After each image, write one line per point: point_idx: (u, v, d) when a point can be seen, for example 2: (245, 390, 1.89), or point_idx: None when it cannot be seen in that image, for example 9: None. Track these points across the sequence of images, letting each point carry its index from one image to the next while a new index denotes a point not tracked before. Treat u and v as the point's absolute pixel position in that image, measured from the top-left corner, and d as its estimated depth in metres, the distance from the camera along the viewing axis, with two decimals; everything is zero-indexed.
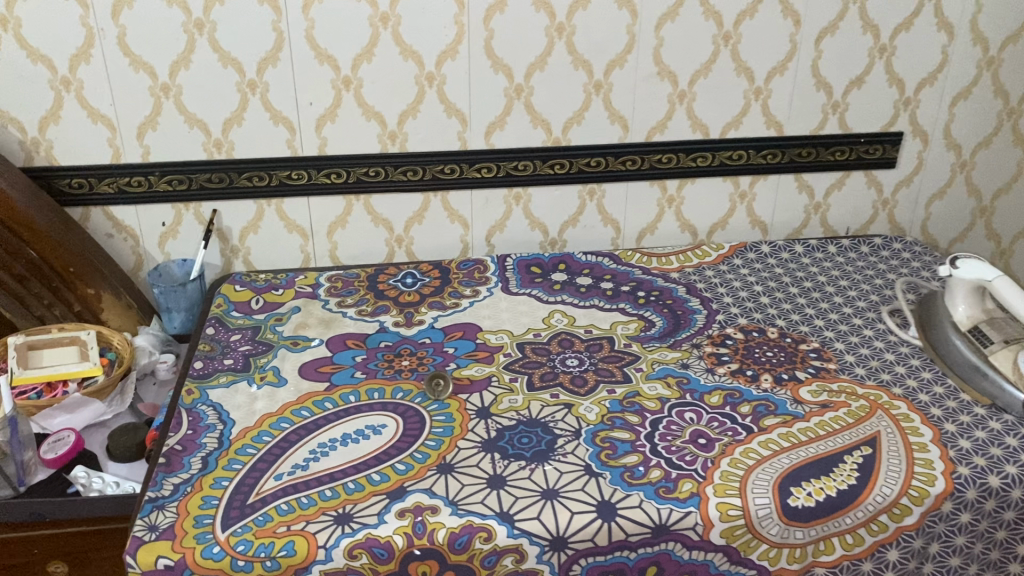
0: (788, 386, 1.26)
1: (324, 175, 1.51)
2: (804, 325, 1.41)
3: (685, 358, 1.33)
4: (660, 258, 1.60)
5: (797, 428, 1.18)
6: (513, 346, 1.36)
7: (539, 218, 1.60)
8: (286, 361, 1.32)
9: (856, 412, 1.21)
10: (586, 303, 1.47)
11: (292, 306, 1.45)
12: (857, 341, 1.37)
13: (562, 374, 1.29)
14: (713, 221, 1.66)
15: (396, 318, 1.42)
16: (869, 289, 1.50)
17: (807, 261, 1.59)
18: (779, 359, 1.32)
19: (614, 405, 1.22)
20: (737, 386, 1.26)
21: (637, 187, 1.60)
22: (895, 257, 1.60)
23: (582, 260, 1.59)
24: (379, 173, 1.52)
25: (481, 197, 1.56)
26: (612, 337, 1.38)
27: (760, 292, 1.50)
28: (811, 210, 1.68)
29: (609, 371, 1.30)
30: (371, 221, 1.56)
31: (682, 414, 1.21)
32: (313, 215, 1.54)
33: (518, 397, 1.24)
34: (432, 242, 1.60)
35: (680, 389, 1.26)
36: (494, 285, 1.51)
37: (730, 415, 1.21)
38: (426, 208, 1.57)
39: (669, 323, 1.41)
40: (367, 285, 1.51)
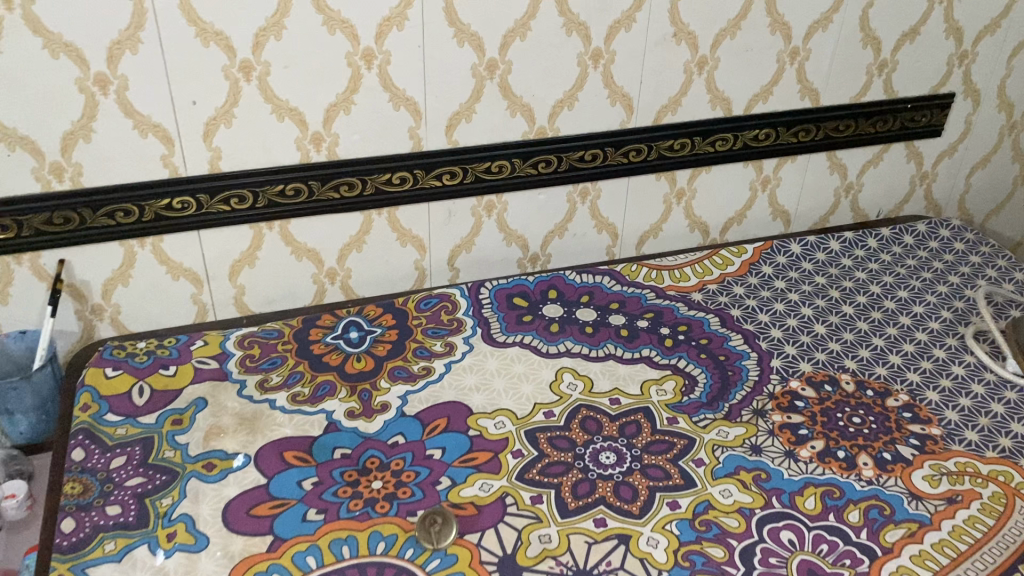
0: (896, 471, 0.95)
1: (221, 201, 1.05)
2: (880, 365, 1.10)
3: (751, 437, 1.00)
4: (672, 273, 1.25)
5: (931, 543, 0.88)
6: (521, 437, 0.99)
7: (517, 230, 1.22)
8: (201, 500, 0.90)
9: (991, 506, 0.92)
10: (599, 351, 1.11)
11: (195, 397, 1.02)
12: (950, 385, 1.08)
13: (600, 482, 0.94)
14: (728, 216, 1.32)
15: (350, 404, 1.02)
16: (936, 302, 1.21)
17: (849, 263, 1.28)
18: (869, 427, 1.01)
19: (684, 532, 0.89)
20: (833, 479, 0.95)
21: (641, 182, 1.23)
22: (948, 250, 1.31)
23: (578, 284, 1.22)
24: (301, 191, 1.08)
25: (442, 209, 1.16)
26: (648, 407, 1.03)
27: (810, 315, 1.18)
28: (842, 191, 1.36)
29: (660, 469, 0.95)
30: (292, 254, 1.13)
31: (776, 535, 0.89)
32: (208, 254, 1.09)
33: (552, 532, 0.88)
34: (377, 273, 1.19)
35: (761, 490, 0.93)
36: (472, 333, 1.13)
37: (840, 530, 0.89)
38: (368, 230, 1.14)
39: (715, 379, 1.07)
40: (296, 349, 1.09)
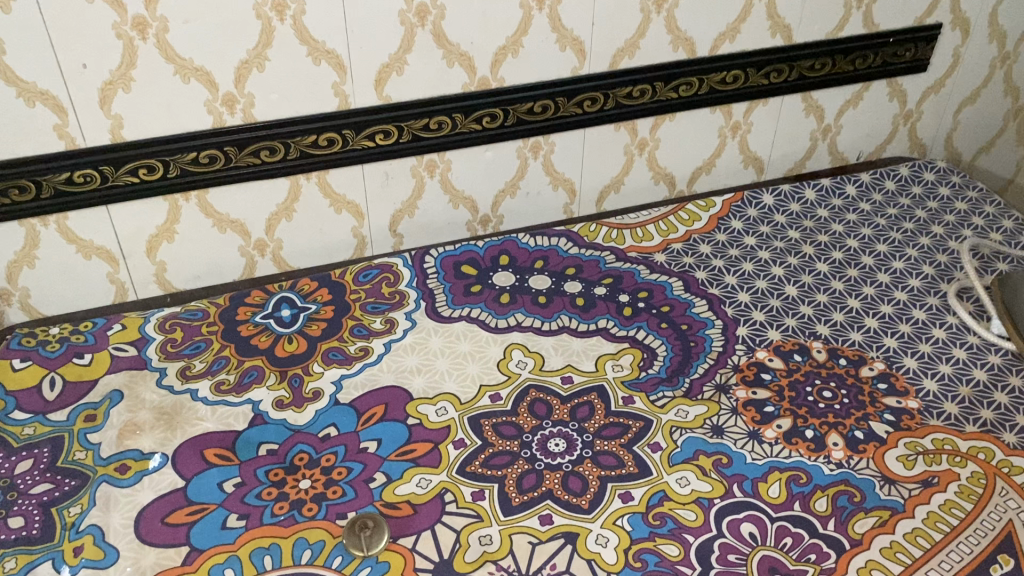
0: (868, 451, 0.88)
1: (128, 172, 0.95)
2: (855, 331, 1.02)
3: (713, 416, 0.92)
4: (634, 232, 1.16)
5: (903, 534, 0.81)
6: (464, 424, 0.91)
7: (464, 191, 1.12)
8: (112, 508, 0.83)
9: (970, 489, 0.85)
10: (552, 324, 1.03)
11: (110, 389, 0.94)
12: (929, 351, 1.00)
13: (548, 474, 0.86)
14: (696, 166, 1.22)
15: (278, 392, 0.94)
16: (917, 256, 1.12)
17: (825, 214, 1.19)
18: (840, 402, 0.93)
19: (637, 528, 0.82)
20: (800, 463, 0.87)
21: (598, 134, 1.13)
22: (932, 196, 1.22)
23: (531, 248, 1.13)
24: (216, 158, 0.97)
25: (379, 172, 1.06)
26: (602, 386, 0.95)
27: (781, 275, 1.09)
28: (819, 134, 1.26)
29: (613, 457, 0.88)
30: (214, 227, 1.03)
31: (737, 528, 0.82)
32: (121, 231, 1.00)
33: (493, 533, 0.81)
34: (311, 242, 1.10)
35: (721, 478, 0.86)
36: (414, 307, 1.05)
37: (805, 521, 0.82)
38: (297, 197, 1.05)
39: (675, 352, 0.99)
40: (222, 331, 1.01)
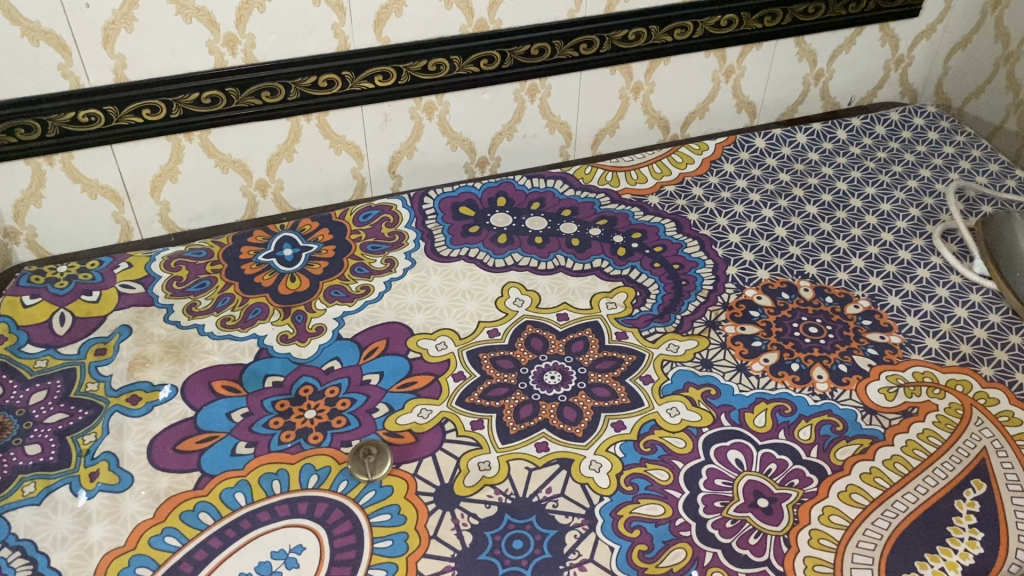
0: (851, 383, 0.92)
1: (132, 113, 0.96)
2: (841, 270, 1.05)
3: (703, 350, 0.96)
4: (628, 174, 1.18)
5: (882, 461, 0.85)
6: (463, 358, 0.94)
7: (461, 133, 1.14)
8: (125, 436, 0.86)
9: (947, 419, 0.89)
10: (548, 264, 1.05)
11: (119, 324, 0.97)
12: (913, 290, 1.03)
13: (544, 405, 0.90)
14: (690, 109, 1.23)
15: (283, 327, 0.97)
16: (904, 199, 1.15)
17: (815, 158, 1.22)
18: (826, 337, 0.97)
19: (628, 455, 0.86)
20: (785, 395, 0.91)
21: (594, 77, 1.14)
22: (921, 140, 1.24)
23: (528, 190, 1.15)
24: (218, 99, 0.99)
25: (377, 113, 1.08)
26: (596, 323, 0.99)
27: (771, 217, 1.12)
28: (812, 79, 1.27)
29: (606, 389, 0.92)
30: (216, 166, 1.05)
31: (724, 455, 0.86)
32: (125, 170, 1.01)
33: (492, 459, 0.85)
34: (311, 183, 1.12)
35: (710, 408, 0.90)
36: (414, 247, 1.07)
37: (789, 448, 0.86)
38: (298, 138, 1.06)
39: (668, 291, 1.02)
40: (226, 270, 1.03)
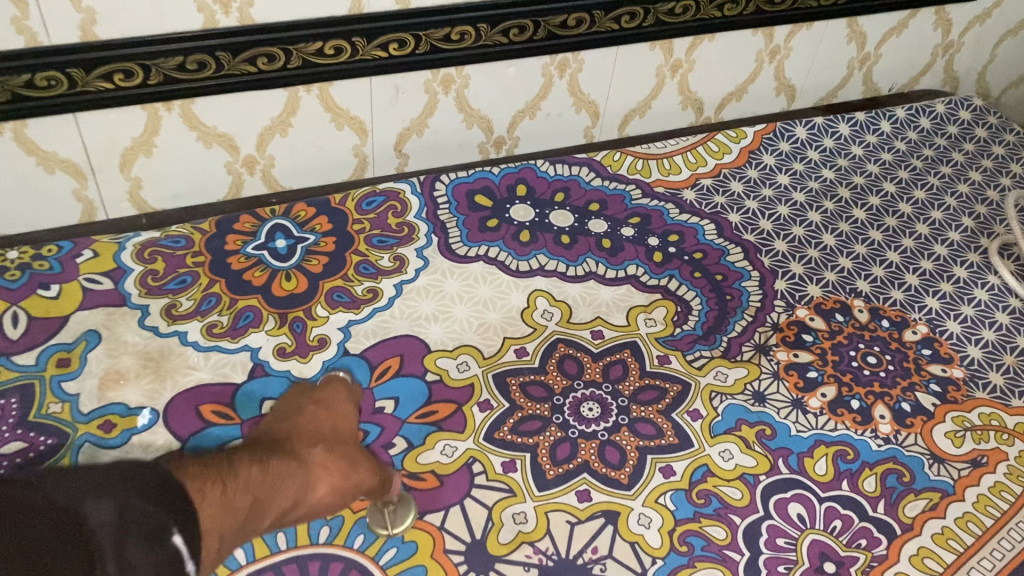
0: (916, 426, 0.84)
1: (102, 77, 0.80)
2: (896, 289, 0.96)
3: (754, 381, 0.86)
4: (660, 163, 1.06)
5: (953, 519, 0.78)
6: (489, 382, 0.83)
7: (480, 109, 1.00)
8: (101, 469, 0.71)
9: (1019, 470, 0.82)
10: (578, 269, 0.94)
11: (85, 330, 0.82)
12: (972, 315, 0.95)
13: (583, 443, 0.80)
14: (728, 91, 1.12)
15: (279, 339, 0.84)
16: (956, 206, 1.06)
17: (859, 153, 1.11)
18: (886, 369, 0.88)
19: (680, 507, 0.76)
20: (846, 437, 0.83)
21: (632, 52, 1.01)
22: (969, 138, 1.15)
23: (551, 177, 1.03)
24: (206, 64, 0.83)
25: (388, 85, 0.93)
26: (635, 343, 0.88)
27: (818, 222, 1.02)
28: (857, 63, 1.16)
29: (651, 426, 0.82)
30: (198, 140, 0.90)
31: (784, 509, 0.77)
32: (90, 142, 0.85)
33: (528, 510, 0.75)
34: (306, 160, 0.98)
35: (765, 451, 0.81)
36: (426, 243, 0.94)
37: (853, 502, 0.78)
38: (295, 110, 0.91)
39: (711, 307, 0.92)
40: (210, 263, 0.89)
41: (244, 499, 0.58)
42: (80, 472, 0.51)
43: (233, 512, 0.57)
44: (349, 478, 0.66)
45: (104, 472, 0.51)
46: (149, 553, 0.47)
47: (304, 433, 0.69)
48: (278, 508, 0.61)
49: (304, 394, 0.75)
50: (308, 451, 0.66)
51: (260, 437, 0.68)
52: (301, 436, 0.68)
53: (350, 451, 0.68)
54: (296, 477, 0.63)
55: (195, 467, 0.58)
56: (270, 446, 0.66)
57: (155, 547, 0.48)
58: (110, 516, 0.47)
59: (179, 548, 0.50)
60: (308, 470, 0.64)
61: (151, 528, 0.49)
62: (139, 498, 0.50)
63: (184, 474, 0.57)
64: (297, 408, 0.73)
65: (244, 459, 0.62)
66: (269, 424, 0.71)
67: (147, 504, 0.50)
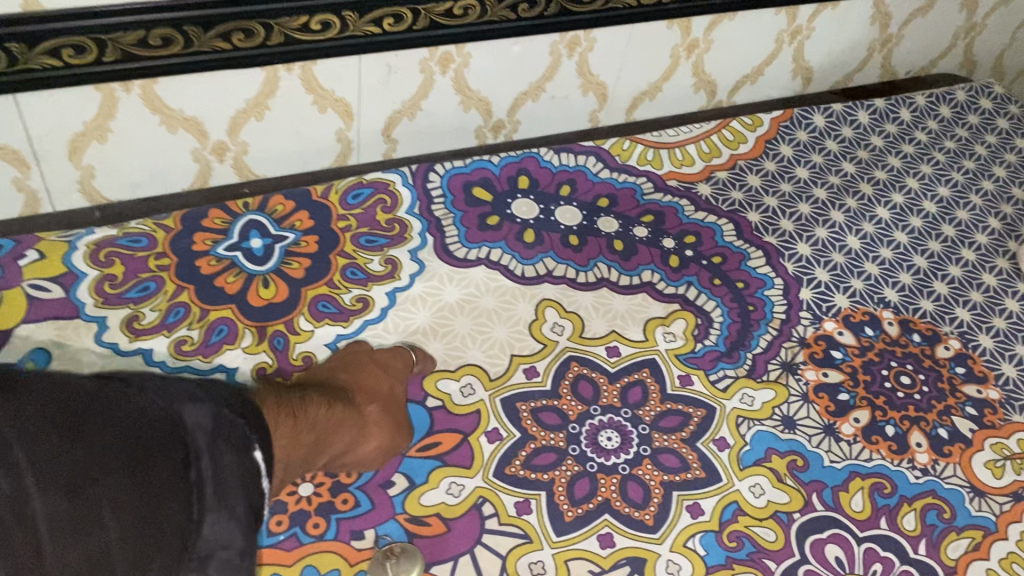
0: (954, 455, 0.78)
1: (47, 54, 0.67)
2: (925, 298, 0.90)
3: (783, 405, 0.79)
4: (673, 153, 0.97)
5: (998, 560, 0.72)
6: (497, 409, 0.75)
7: (478, 91, 0.90)
8: None
9: None
10: (589, 274, 0.85)
11: (32, 347, 0.71)
12: (1004, 327, 0.89)
13: (602, 478, 0.72)
14: (743, 73, 1.03)
15: (259, 357, 0.74)
16: (982, 205, 1.00)
17: (880, 144, 1.04)
18: (920, 391, 0.82)
19: (711, 552, 0.69)
20: (882, 468, 0.76)
21: (648, 31, 0.91)
22: (991, 129, 1.08)
23: (555, 168, 0.93)
24: (172, 40, 0.71)
25: (379, 64, 0.82)
26: (654, 361, 0.80)
27: (840, 222, 0.95)
28: (878, 45, 1.08)
29: (675, 457, 0.74)
30: (161, 124, 0.78)
31: (821, 551, 0.71)
32: (33, 126, 0.73)
33: (545, 559, 0.67)
34: (282, 146, 0.87)
35: (798, 485, 0.74)
36: (420, 243, 0.85)
37: (893, 542, 0.72)
38: (273, 92, 0.80)
39: (733, 319, 0.84)
40: (176, 267, 0.78)
41: (309, 436, 0.64)
42: (169, 383, 0.54)
43: (293, 454, 0.63)
44: (394, 438, 0.69)
45: (194, 386, 0.54)
46: (236, 458, 0.51)
47: (364, 388, 0.70)
48: (333, 450, 0.66)
49: (366, 347, 0.75)
50: (365, 407, 0.69)
51: (321, 379, 0.72)
52: (364, 387, 0.71)
53: (399, 412, 0.71)
54: (352, 427, 0.66)
55: (273, 399, 0.65)
56: (334, 392, 0.69)
57: (241, 456, 0.52)
58: (206, 421, 0.51)
59: (257, 464, 0.53)
60: (363, 425, 0.67)
61: (238, 443, 0.52)
62: (228, 413, 0.54)
63: (264, 405, 0.64)
64: (359, 357, 0.73)
65: (314, 401, 0.67)
66: (329, 364, 0.74)
67: (237, 420, 0.54)
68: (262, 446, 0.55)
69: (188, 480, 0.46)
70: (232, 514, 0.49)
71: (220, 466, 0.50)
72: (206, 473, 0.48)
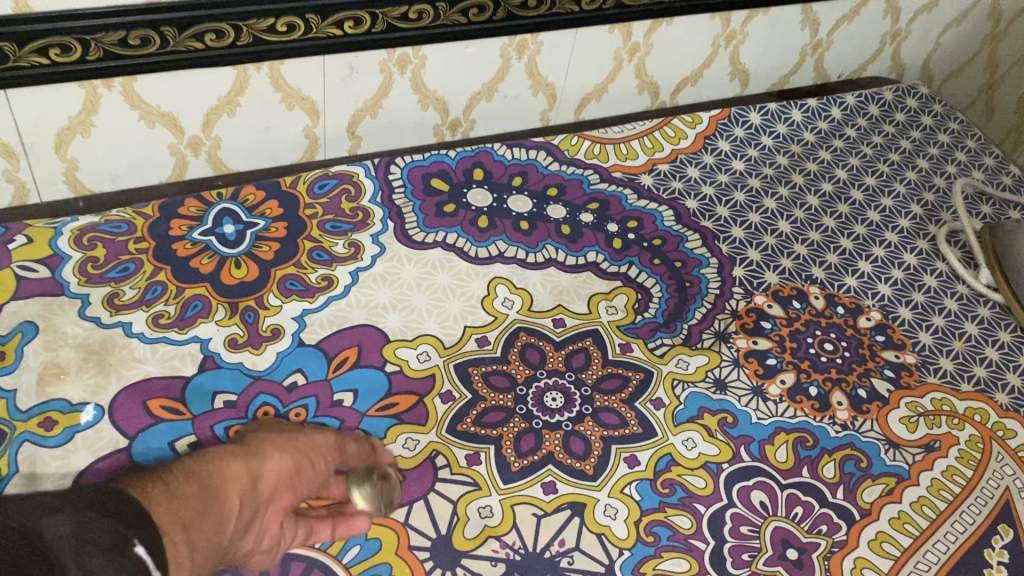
0: (872, 411, 0.85)
1: (36, 52, 0.74)
2: (849, 276, 0.97)
3: (715, 369, 0.86)
4: (618, 148, 1.05)
5: (910, 503, 0.79)
6: (451, 373, 0.81)
7: (435, 91, 0.98)
8: (40, 474, 0.68)
9: (970, 454, 0.84)
10: (538, 256, 0.93)
11: (22, 321, 0.77)
12: (922, 301, 0.96)
13: (547, 434, 0.79)
14: (683, 76, 1.12)
15: (230, 329, 0.81)
16: (905, 193, 1.08)
17: (811, 139, 1.12)
18: (842, 356, 0.89)
19: (646, 497, 0.76)
20: (805, 424, 0.83)
21: (590, 35, 1.00)
22: (916, 125, 1.17)
23: (508, 161, 1.01)
24: (149, 40, 0.78)
25: (342, 65, 0.90)
26: (597, 332, 0.87)
27: (773, 209, 1.03)
28: (809, 50, 1.17)
29: (614, 415, 0.81)
30: (140, 120, 0.85)
31: (747, 497, 0.77)
32: (22, 120, 0.80)
33: (493, 503, 0.73)
34: (252, 140, 0.94)
35: (728, 439, 0.81)
36: (381, 228, 0.92)
37: (814, 488, 0.79)
38: (243, 89, 0.87)
39: (671, 294, 0.92)
40: (154, 250, 0.85)
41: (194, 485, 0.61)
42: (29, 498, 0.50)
43: (220, 530, 0.60)
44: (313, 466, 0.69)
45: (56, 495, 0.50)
46: (110, 559, 0.46)
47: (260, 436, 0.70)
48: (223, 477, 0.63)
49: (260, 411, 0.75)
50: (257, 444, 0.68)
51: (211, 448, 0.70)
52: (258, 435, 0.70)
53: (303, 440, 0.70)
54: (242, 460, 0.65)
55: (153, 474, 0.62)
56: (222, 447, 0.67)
57: (116, 555, 0.47)
58: (66, 528, 0.46)
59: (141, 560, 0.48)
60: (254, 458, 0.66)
61: (107, 539, 0.47)
62: (93, 513, 0.49)
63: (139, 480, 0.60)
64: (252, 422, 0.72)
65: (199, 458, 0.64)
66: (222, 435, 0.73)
67: (103, 517, 0.49)
68: (140, 535, 0.50)
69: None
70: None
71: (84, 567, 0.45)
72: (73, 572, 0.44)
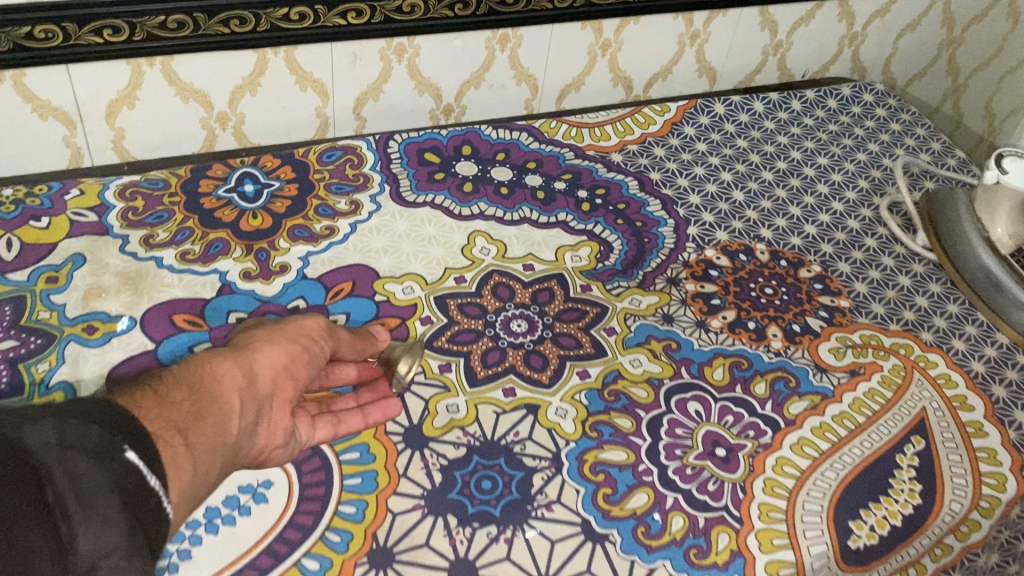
0: (804, 342, 0.96)
1: (92, 32, 0.91)
2: (795, 236, 1.09)
3: (664, 306, 0.98)
4: (592, 131, 1.19)
5: (831, 416, 0.89)
6: (431, 303, 0.95)
7: (429, 78, 1.14)
8: (81, 364, 0.82)
9: (891, 379, 0.94)
10: (514, 214, 1.06)
11: (72, 253, 0.93)
12: (861, 258, 1.07)
13: (510, 351, 0.91)
14: (654, 71, 1.26)
15: (245, 265, 0.95)
16: (854, 171, 1.19)
17: (771, 126, 1.25)
18: (780, 298, 1.01)
19: (593, 403, 0.87)
20: (742, 351, 0.95)
21: (565, 30, 1.15)
22: (870, 117, 1.29)
23: (493, 140, 1.16)
24: (184, 24, 0.95)
25: (347, 52, 1.06)
26: (561, 274, 1.00)
27: (729, 180, 1.15)
28: (770, 50, 1.31)
29: (571, 339, 0.93)
30: (177, 95, 1.02)
31: (684, 406, 0.88)
32: (80, 92, 0.96)
33: (459, 402, 0.86)
34: (271, 118, 1.10)
35: (671, 361, 0.93)
36: (379, 190, 1.06)
37: (745, 401, 0.90)
38: (263, 71, 1.04)
39: (631, 247, 1.04)
40: (184, 203, 1.00)
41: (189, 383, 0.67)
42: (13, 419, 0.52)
43: (222, 425, 0.66)
44: (305, 351, 0.77)
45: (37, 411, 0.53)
46: (97, 463, 0.50)
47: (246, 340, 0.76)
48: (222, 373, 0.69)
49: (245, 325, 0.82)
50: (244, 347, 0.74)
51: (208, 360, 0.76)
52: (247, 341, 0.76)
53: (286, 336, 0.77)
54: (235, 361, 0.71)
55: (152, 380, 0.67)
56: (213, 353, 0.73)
57: (105, 460, 0.51)
58: (52, 436, 0.50)
59: (128, 462, 0.52)
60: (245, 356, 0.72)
61: (92, 445, 0.51)
62: (76, 420, 0.52)
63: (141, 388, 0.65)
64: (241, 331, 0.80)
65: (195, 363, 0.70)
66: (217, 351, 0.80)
67: (87, 425, 0.52)
68: (128, 440, 0.54)
69: (41, 502, 0.46)
70: (108, 522, 0.48)
71: (75, 475, 0.49)
72: (62, 489, 0.48)
